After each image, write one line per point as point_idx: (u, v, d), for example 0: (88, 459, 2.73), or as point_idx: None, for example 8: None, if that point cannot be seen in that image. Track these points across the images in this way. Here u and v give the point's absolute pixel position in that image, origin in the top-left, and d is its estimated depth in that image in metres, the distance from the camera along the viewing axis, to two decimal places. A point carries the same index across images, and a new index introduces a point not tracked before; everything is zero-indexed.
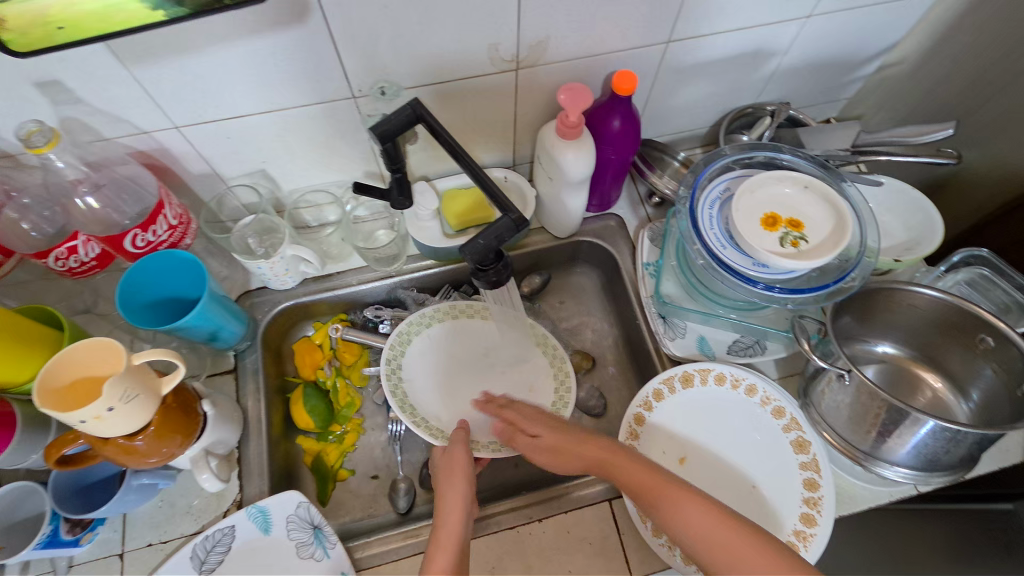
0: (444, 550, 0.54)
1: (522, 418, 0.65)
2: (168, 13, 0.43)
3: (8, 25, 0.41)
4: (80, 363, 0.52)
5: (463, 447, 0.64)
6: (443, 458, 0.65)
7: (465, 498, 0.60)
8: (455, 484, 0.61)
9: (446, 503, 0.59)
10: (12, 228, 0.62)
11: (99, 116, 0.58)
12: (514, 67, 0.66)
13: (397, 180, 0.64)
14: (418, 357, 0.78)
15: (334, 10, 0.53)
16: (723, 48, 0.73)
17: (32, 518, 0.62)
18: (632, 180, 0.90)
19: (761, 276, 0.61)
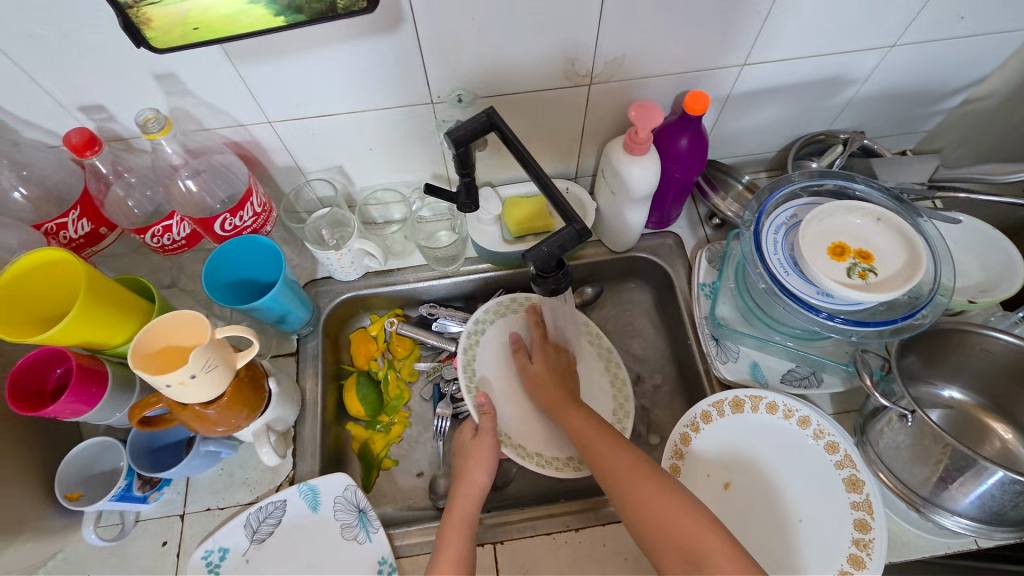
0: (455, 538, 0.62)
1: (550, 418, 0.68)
2: (289, 19, 0.48)
3: (152, 25, 0.46)
4: (168, 332, 0.57)
5: (491, 435, 0.68)
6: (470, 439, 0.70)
7: (481, 487, 0.66)
8: (474, 469, 0.66)
9: (465, 488, 0.65)
10: (120, 205, 0.67)
11: (205, 108, 0.63)
12: (587, 82, 0.68)
13: (465, 184, 0.66)
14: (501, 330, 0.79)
15: (426, 20, 0.57)
16: (799, 74, 0.73)
17: (108, 472, 0.67)
18: (693, 200, 0.90)
19: (826, 305, 0.60)
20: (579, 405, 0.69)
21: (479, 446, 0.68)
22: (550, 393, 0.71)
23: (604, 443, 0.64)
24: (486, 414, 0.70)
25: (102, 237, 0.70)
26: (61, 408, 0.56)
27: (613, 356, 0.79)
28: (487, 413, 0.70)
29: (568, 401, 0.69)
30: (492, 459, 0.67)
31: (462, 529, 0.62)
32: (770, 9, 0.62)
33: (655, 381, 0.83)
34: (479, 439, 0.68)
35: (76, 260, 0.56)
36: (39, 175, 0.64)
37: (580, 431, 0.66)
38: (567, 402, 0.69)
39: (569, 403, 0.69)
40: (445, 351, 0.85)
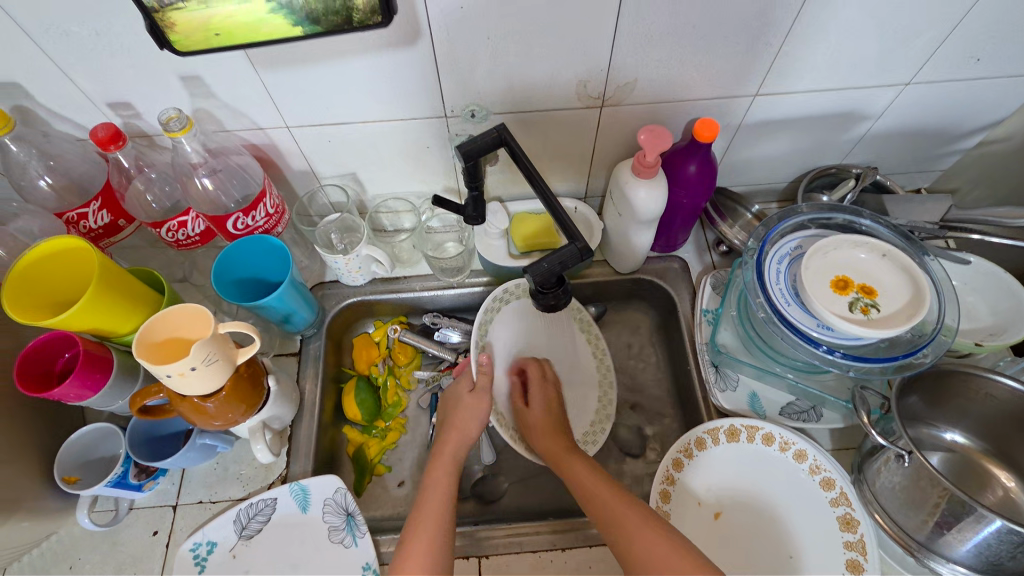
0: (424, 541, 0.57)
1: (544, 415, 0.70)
2: (306, 30, 0.49)
3: (176, 28, 0.47)
4: (174, 323, 0.58)
5: (487, 400, 0.69)
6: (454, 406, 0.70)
7: (470, 439, 0.68)
8: (467, 420, 0.68)
9: (455, 436, 0.67)
10: (139, 198, 0.70)
11: (226, 110, 0.65)
12: (599, 105, 0.69)
13: (473, 197, 0.67)
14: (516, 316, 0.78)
15: (443, 38, 0.59)
16: (811, 107, 0.73)
17: (108, 457, 0.68)
18: (701, 226, 0.90)
19: (826, 338, 0.59)
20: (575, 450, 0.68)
21: (466, 409, 0.69)
22: (546, 441, 0.69)
23: (607, 492, 0.62)
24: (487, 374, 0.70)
25: (120, 228, 0.72)
26: (66, 391, 0.57)
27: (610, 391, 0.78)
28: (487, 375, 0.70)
29: (566, 447, 0.68)
30: (483, 418, 0.69)
31: (449, 473, 0.65)
32: (782, 42, 0.63)
33: (653, 404, 0.83)
34: (473, 397, 0.69)
35: (91, 249, 0.58)
36: (65, 166, 0.67)
37: (582, 482, 0.64)
38: (566, 450, 0.67)
39: (567, 451, 0.67)
40: (445, 361, 0.85)
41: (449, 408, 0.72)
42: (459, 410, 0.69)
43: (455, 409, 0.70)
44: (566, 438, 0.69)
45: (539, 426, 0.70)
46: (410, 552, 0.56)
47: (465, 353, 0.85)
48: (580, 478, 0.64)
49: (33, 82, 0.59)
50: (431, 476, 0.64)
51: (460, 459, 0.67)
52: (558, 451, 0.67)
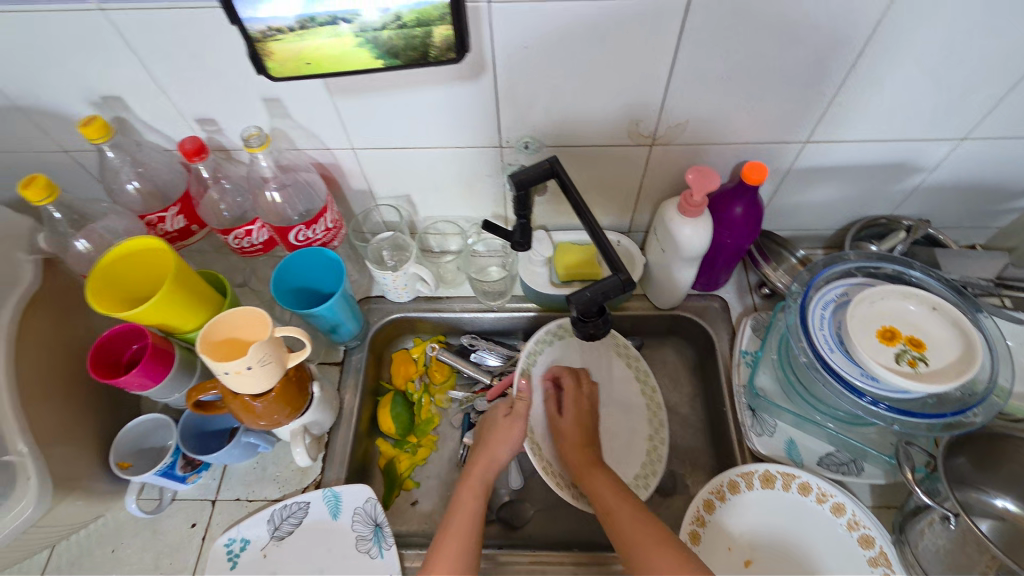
0: (452, 539, 0.63)
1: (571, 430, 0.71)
2: (387, 63, 0.50)
3: (274, 57, 0.50)
4: (234, 324, 0.62)
5: (520, 425, 0.69)
6: (488, 428, 0.71)
7: (500, 464, 0.68)
8: (498, 446, 0.69)
9: (485, 458, 0.68)
10: (213, 207, 0.75)
11: (300, 131, 0.70)
12: (649, 143, 0.71)
13: (521, 225, 0.70)
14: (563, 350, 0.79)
15: (506, 74, 0.62)
16: (862, 156, 0.73)
17: (158, 447, 0.72)
18: (744, 268, 0.90)
19: (870, 389, 0.59)
20: (600, 465, 0.68)
21: (501, 434, 0.69)
22: (573, 453, 0.70)
23: (627, 511, 0.63)
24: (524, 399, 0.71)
25: (192, 232, 0.78)
26: (130, 380, 0.62)
27: (662, 433, 0.76)
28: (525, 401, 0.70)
29: (587, 459, 0.69)
30: (516, 444, 0.69)
31: (476, 494, 0.67)
32: (835, 92, 0.64)
33: (686, 443, 0.81)
34: (509, 421, 0.70)
35: (168, 250, 0.63)
36: (151, 173, 0.73)
37: (602, 497, 0.65)
38: (589, 462, 0.68)
39: (591, 465, 0.68)
40: (480, 383, 0.87)
41: (483, 432, 0.72)
42: (492, 434, 0.70)
43: (490, 433, 0.70)
44: (592, 452, 0.70)
45: (568, 443, 0.70)
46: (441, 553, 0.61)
47: (500, 376, 0.86)
48: (600, 493, 0.65)
49: (135, 97, 0.66)
50: (458, 496, 0.67)
51: (488, 483, 0.68)
52: (581, 463, 0.68)
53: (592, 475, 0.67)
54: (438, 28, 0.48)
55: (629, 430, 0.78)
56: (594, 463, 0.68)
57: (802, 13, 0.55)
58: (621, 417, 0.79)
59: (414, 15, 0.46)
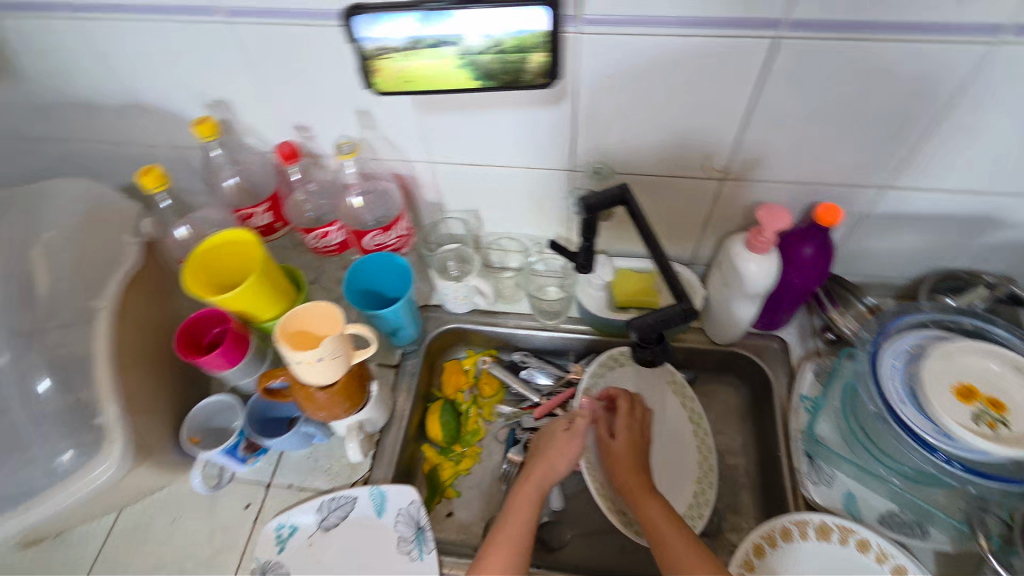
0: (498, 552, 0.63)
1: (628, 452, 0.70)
2: (482, 84, 0.53)
3: (380, 73, 0.52)
4: (308, 318, 0.66)
5: (577, 444, 0.69)
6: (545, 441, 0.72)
7: (556, 477, 0.69)
8: (558, 457, 0.69)
9: (543, 468, 0.69)
10: (298, 208, 0.81)
11: (385, 143, 0.75)
12: (721, 177, 0.72)
13: (586, 247, 0.71)
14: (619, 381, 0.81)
15: (587, 102, 0.65)
16: (944, 207, 0.71)
17: (223, 427, 0.76)
18: (808, 311, 0.87)
19: (943, 446, 0.56)
20: (655, 492, 0.67)
21: (557, 450, 0.70)
22: (627, 474, 0.68)
23: (678, 545, 0.62)
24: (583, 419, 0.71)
25: (274, 231, 0.83)
26: (210, 359, 0.66)
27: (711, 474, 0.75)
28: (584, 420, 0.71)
29: (640, 482, 0.68)
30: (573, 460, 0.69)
31: (529, 505, 0.67)
32: (920, 139, 0.63)
33: (734, 484, 0.79)
34: (567, 436, 0.70)
35: (257, 243, 0.68)
36: (246, 173, 0.79)
37: (655, 520, 0.64)
38: (642, 485, 0.67)
39: (645, 490, 0.67)
40: (528, 401, 0.88)
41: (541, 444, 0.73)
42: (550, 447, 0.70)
43: (547, 446, 0.71)
44: (647, 476, 0.68)
45: (622, 463, 0.70)
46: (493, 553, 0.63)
47: (548, 397, 0.87)
48: (652, 520, 0.64)
49: (242, 103, 0.72)
50: (511, 501, 0.67)
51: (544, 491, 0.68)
52: (634, 487, 0.67)
53: (645, 501, 0.66)
54: (534, 54, 0.50)
55: (679, 465, 0.77)
56: (648, 488, 0.67)
57: (892, 59, 0.55)
58: (672, 453, 0.77)
59: (514, 42, 0.48)
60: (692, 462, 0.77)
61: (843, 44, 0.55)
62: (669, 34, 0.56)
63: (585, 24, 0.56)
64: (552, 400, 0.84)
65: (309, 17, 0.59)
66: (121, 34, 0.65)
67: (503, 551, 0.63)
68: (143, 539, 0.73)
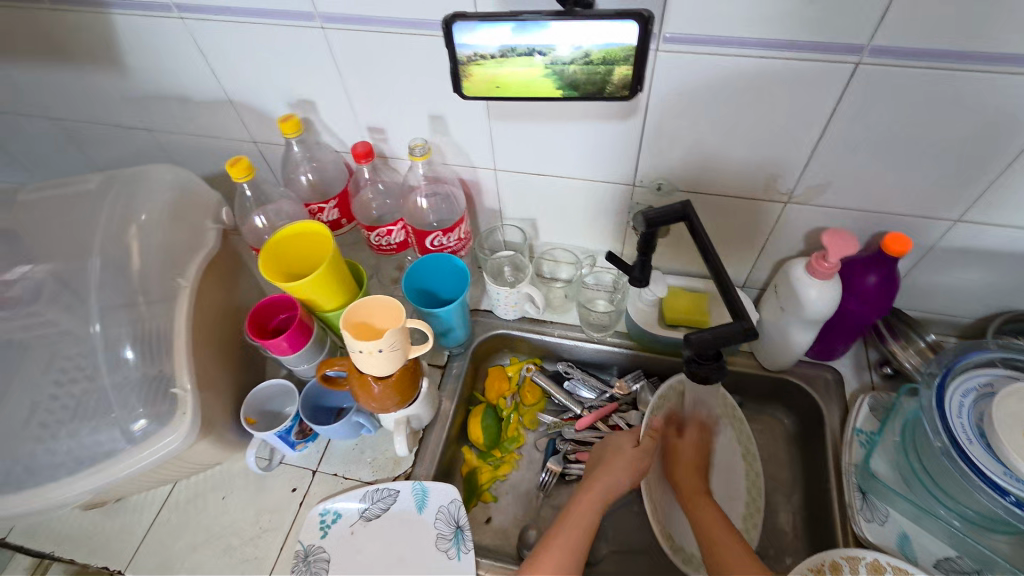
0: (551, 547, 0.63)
1: (689, 458, 0.71)
2: (565, 94, 0.54)
3: (470, 78, 0.54)
4: (369, 310, 0.68)
5: (649, 459, 0.69)
6: (607, 449, 0.72)
7: (618, 492, 0.67)
8: (622, 473, 0.68)
9: (606, 480, 0.68)
10: (365, 207, 0.84)
11: (454, 149, 0.77)
12: (785, 201, 0.72)
13: (642, 261, 0.72)
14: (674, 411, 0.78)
15: (657, 116, 0.66)
16: (1018, 245, 0.69)
17: (279, 411, 0.79)
18: (864, 343, 0.86)
19: (1016, 488, 0.53)
20: (710, 498, 0.68)
21: (620, 457, 0.70)
22: (684, 478, 0.70)
23: (732, 551, 0.62)
24: (654, 436, 0.71)
25: (341, 227, 0.87)
26: (276, 343, 0.69)
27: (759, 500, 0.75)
28: (655, 439, 0.71)
29: (699, 488, 0.69)
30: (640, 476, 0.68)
31: (592, 509, 0.66)
32: (999, 173, 0.62)
33: (776, 515, 0.78)
34: (636, 450, 0.70)
35: (327, 235, 0.70)
36: (320, 170, 0.83)
37: (710, 525, 0.65)
38: (699, 491, 0.69)
39: (700, 494, 0.68)
40: (570, 412, 0.88)
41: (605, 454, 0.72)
42: (613, 459, 0.70)
43: (613, 455, 0.71)
44: (702, 484, 0.70)
45: (676, 471, 0.71)
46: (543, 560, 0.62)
47: (590, 409, 0.88)
48: (706, 523, 0.65)
49: (324, 103, 0.76)
50: (576, 497, 0.68)
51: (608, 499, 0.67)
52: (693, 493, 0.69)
53: (700, 506, 0.67)
54: (619, 68, 0.51)
55: (729, 486, 0.76)
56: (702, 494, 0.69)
57: (977, 90, 0.55)
58: (722, 473, 0.77)
59: (602, 54, 0.50)
60: (741, 483, 0.77)
61: (927, 72, 0.54)
62: (748, 55, 0.57)
63: (665, 41, 0.58)
64: (595, 413, 0.85)
65: (400, 25, 0.62)
66: (223, 33, 0.69)
67: (556, 556, 0.62)
68: (195, 512, 0.76)
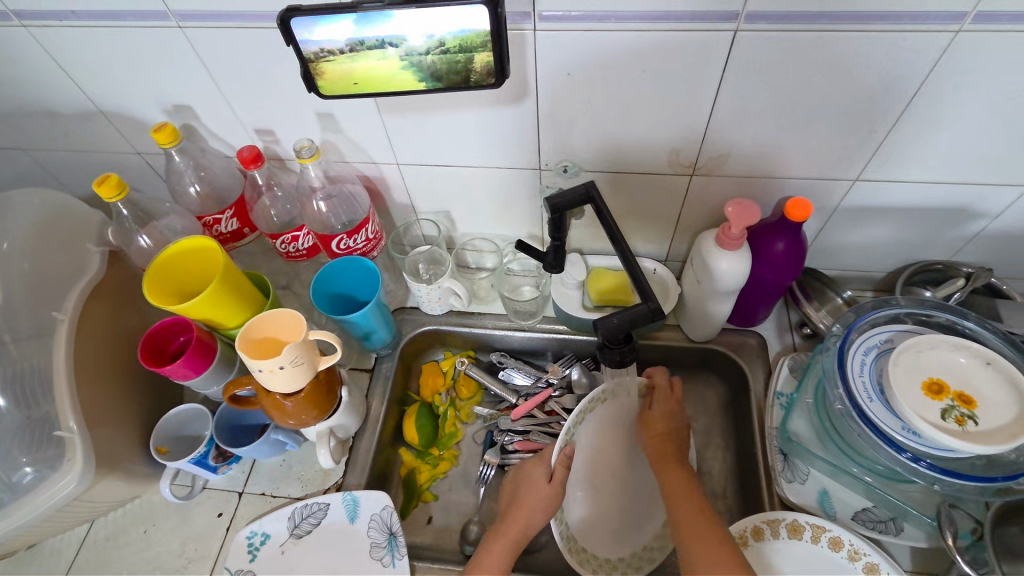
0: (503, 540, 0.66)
1: (653, 422, 0.70)
2: (428, 86, 0.53)
3: (325, 77, 0.52)
4: (273, 326, 0.65)
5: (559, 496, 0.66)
6: (530, 472, 0.69)
7: (530, 529, 0.65)
8: (533, 510, 0.65)
9: (521, 519, 0.66)
10: (264, 213, 0.80)
11: (350, 145, 0.74)
12: (690, 173, 0.71)
13: (555, 247, 0.70)
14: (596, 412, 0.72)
15: (546, 97, 0.63)
16: (916, 199, 0.70)
17: (196, 436, 0.75)
18: (785, 306, 0.87)
19: (912, 444, 0.55)
20: (678, 460, 0.66)
21: (534, 493, 0.66)
22: (652, 441, 0.69)
23: (694, 510, 0.61)
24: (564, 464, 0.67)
25: (244, 235, 0.84)
26: (175, 369, 0.66)
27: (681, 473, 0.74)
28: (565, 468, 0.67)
29: (669, 452, 0.67)
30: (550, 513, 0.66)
31: (509, 546, 0.65)
32: (888, 131, 0.62)
33: (710, 482, 0.78)
34: (544, 487, 0.66)
35: (218, 250, 0.67)
36: (211, 178, 0.79)
37: (678, 491, 0.63)
38: (668, 454, 0.67)
39: (669, 456, 0.67)
40: (506, 402, 0.87)
41: (518, 488, 0.69)
42: (528, 497, 0.67)
43: (524, 492, 0.67)
44: (672, 447, 0.68)
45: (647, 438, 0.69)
46: (487, 558, 0.65)
47: (526, 397, 0.86)
48: (672, 484, 0.64)
49: (203, 107, 0.71)
50: (499, 529, 0.67)
51: (525, 534, 0.66)
52: (660, 456, 0.67)
53: (668, 468, 0.66)
54: (479, 55, 0.49)
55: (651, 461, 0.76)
56: (672, 455, 0.67)
57: (851, 51, 0.54)
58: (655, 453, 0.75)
59: (456, 41, 0.48)
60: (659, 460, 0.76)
61: (802, 35, 0.53)
62: (626, 29, 0.55)
63: (540, 21, 0.55)
64: (530, 400, 0.83)
65: (263, 20, 0.58)
66: (74, 40, 0.64)
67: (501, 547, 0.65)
68: (115, 550, 0.73)
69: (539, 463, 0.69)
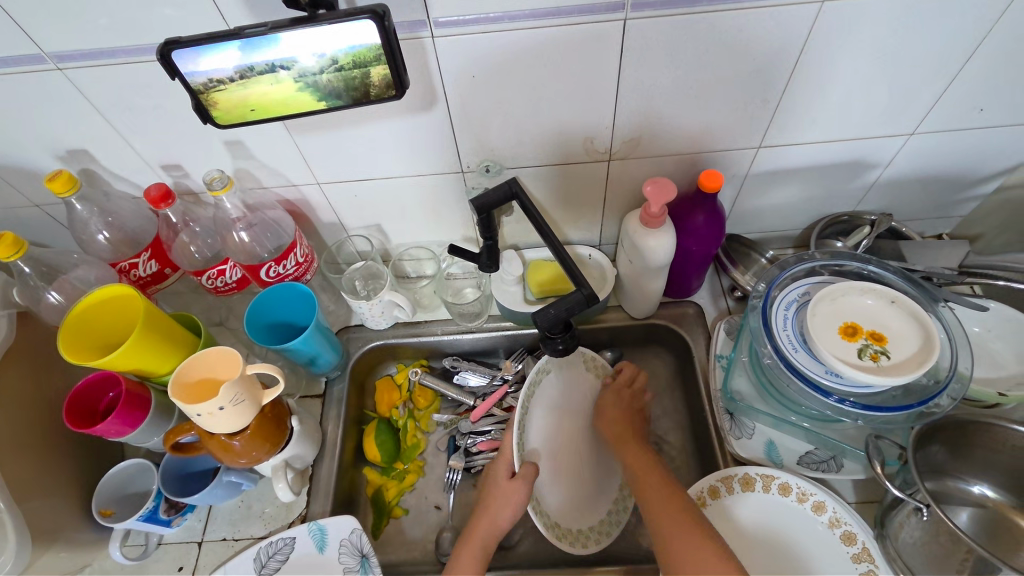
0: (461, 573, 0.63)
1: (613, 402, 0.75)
2: (330, 104, 0.52)
3: (219, 106, 0.51)
4: (207, 365, 0.62)
5: (525, 489, 0.66)
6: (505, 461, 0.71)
7: (500, 530, 0.67)
8: (499, 511, 0.66)
9: (485, 521, 0.67)
10: (184, 250, 0.76)
11: (264, 170, 0.72)
12: (606, 158, 0.73)
13: (488, 246, 0.69)
14: (547, 397, 0.75)
15: (454, 102, 0.64)
16: (814, 158, 0.75)
17: (143, 492, 0.72)
18: (716, 272, 0.91)
19: (835, 386, 0.59)
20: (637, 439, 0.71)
21: (511, 489, 0.67)
22: (613, 425, 0.73)
23: (657, 478, 0.65)
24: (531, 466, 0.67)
25: (166, 276, 0.80)
26: (108, 428, 0.63)
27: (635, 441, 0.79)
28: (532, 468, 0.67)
29: (628, 434, 0.71)
30: (519, 510, 0.66)
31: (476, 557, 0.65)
32: (780, 98, 0.66)
33: (669, 450, 0.82)
34: (516, 481, 0.67)
35: (138, 296, 0.64)
36: (121, 221, 0.75)
37: (638, 466, 0.67)
38: (627, 436, 0.71)
39: (628, 438, 0.71)
40: (465, 405, 0.87)
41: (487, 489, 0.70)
42: (494, 497, 0.68)
43: (497, 488, 0.68)
44: (632, 427, 0.72)
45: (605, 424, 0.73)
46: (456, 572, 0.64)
47: (482, 397, 0.86)
48: (633, 462, 0.68)
49: (99, 150, 0.68)
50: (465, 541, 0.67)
51: (490, 542, 0.66)
52: (623, 437, 0.71)
53: (630, 448, 0.70)
54: (375, 68, 0.49)
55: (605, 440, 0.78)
56: (631, 437, 0.71)
57: (736, 25, 0.57)
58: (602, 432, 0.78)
59: (350, 58, 0.48)
60: None
61: (686, 17, 0.56)
62: (521, 27, 0.56)
63: (437, 27, 0.56)
64: (488, 400, 0.84)
65: (150, 53, 0.56)
66: None
67: (473, 547, 0.66)
68: None
69: (500, 463, 0.71)
